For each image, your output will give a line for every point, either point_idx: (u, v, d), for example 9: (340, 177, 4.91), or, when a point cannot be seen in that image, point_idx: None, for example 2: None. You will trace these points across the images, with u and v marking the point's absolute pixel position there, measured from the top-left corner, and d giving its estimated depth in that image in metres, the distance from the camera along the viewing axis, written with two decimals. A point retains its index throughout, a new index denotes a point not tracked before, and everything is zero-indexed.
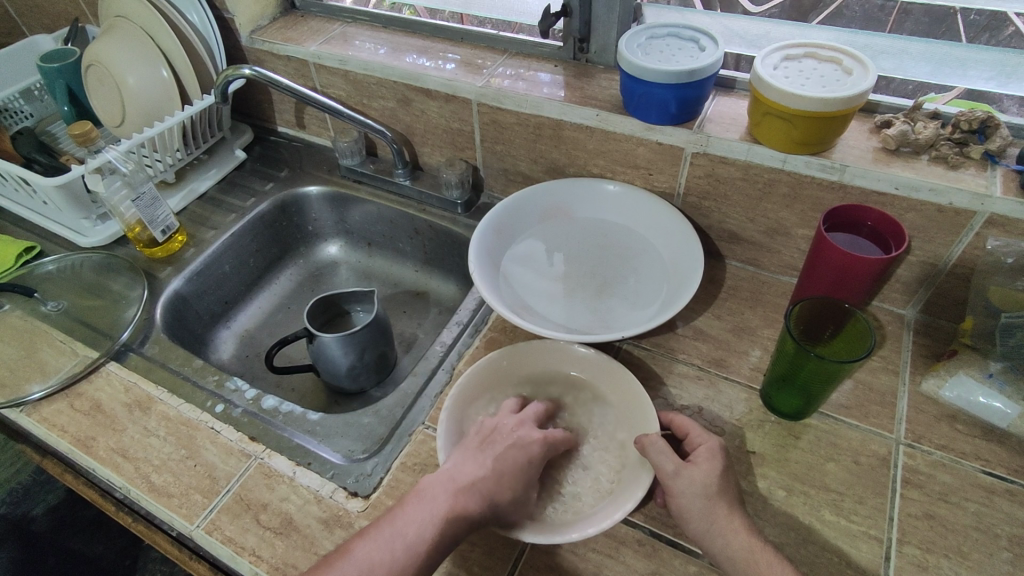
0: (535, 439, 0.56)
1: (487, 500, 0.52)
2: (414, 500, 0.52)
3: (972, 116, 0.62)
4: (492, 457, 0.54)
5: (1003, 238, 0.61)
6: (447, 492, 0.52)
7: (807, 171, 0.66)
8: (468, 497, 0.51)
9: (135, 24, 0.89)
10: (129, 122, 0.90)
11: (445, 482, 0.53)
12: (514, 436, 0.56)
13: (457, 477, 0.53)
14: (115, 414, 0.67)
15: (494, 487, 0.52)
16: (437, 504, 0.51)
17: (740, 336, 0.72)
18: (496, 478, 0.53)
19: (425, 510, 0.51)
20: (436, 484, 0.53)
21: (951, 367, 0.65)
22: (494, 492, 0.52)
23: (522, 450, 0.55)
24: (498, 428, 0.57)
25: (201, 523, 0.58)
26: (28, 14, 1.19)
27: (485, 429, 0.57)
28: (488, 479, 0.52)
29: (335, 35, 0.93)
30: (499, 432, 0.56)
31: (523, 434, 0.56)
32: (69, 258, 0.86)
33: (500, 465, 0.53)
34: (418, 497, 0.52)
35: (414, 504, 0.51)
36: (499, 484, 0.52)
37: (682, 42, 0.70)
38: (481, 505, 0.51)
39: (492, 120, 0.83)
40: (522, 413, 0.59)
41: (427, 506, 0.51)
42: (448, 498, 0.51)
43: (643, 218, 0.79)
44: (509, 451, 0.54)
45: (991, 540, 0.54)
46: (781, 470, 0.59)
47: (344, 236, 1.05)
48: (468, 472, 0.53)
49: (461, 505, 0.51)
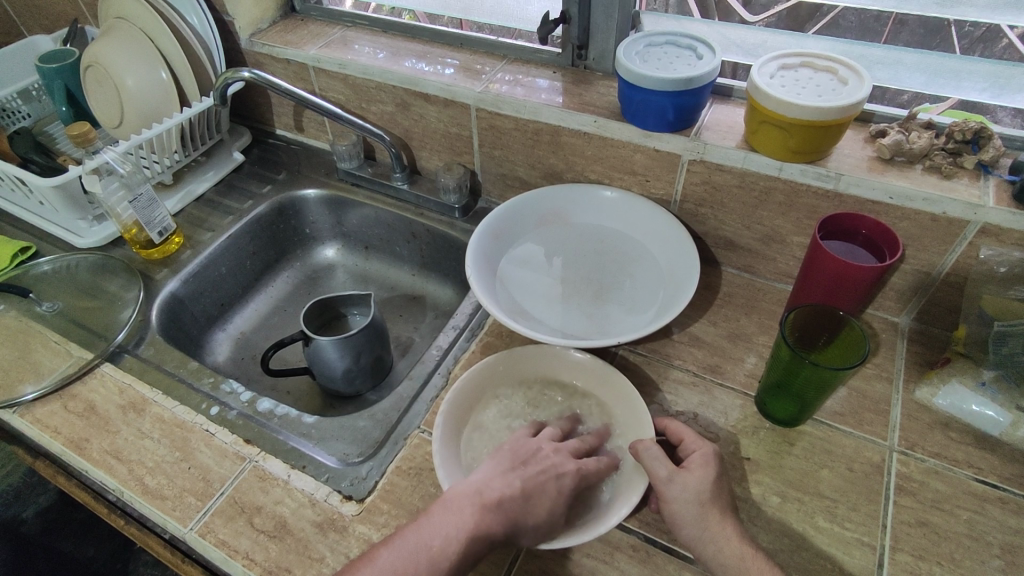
0: (567, 471, 0.54)
1: (512, 522, 0.51)
2: (438, 511, 0.51)
3: (966, 126, 0.63)
4: (524, 478, 0.53)
5: (996, 247, 0.62)
6: (474, 507, 0.51)
7: (803, 178, 0.67)
8: (495, 516, 0.51)
9: (135, 27, 0.89)
10: (129, 124, 0.90)
11: (472, 496, 0.52)
12: (551, 464, 0.55)
13: (484, 492, 0.52)
14: (109, 416, 0.67)
15: (522, 510, 0.51)
16: (462, 519, 0.50)
17: (735, 342, 0.73)
18: (524, 501, 0.52)
19: (450, 523, 0.50)
20: (462, 497, 0.52)
21: (943, 375, 0.65)
22: (521, 514, 0.51)
23: (554, 479, 0.53)
24: (535, 453, 0.56)
25: (194, 526, 0.58)
26: (27, 14, 1.19)
27: (521, 451, 0.56)
28: (517, 500, 0.52)
29: (334, 39, 0.94)
30: (532, 457, 0.56)
31: (557, 463, 0.55)
32: (65, 259, 0.85)
33: (530, 489, 0.52)
34: (443, 508, 0.51)
35: (438, 514, 0.51)
36: (526, 506, 0.52)
37: (680, 50, 0.71)
38: (506, 526, 0.51)
39: (490, 125, 0.83)
40: (561, 442, 0.58)
41: (452, 519, 0.50)
42: (473, 514, 0.50)
43: (639, 224, 0.79)
44: (541, 476, 0.53)
45: (984, 548, 0.54)
46: (776, 476, 0.60)
47: (341, 239, 1.05)
48: (497, 488, 0.52)
49: (485, 523, 0.50)
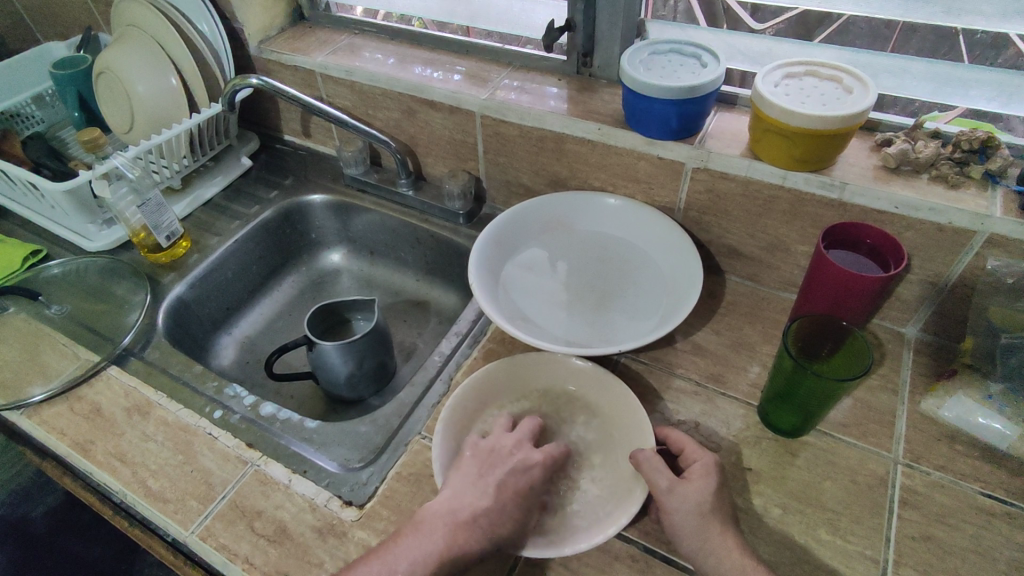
0: (535, 461, 0.57)
1: (489, 538, 0.52)
2: (411, 533, 0.51)
3: (973, 136, 0.62)
4: (495, 484, 0.54)
5: (1003, 258, 0.61)
6: (446, 528, 0.52)
7: (807, 188, 0.67)
8: (467, 534, 0.52)
9: (147, 35, 0.90)
10: (139, 131, 0.91)
11: (445, 517, 0.52)
12: (515, 460, 0.57)
13: (457, 510, 0.53)
14: (114, 418, 0.67)
15: (497, 522, 0.52)
16: (434, 540, 0.51)
17: (738, 351, 0.72)
18: (499, 509, 0.53)
19: (421, 544, 0.50)
20: (434, 517, 0.52)
21: (947, 388, 0.65)
22: (497, 525, 0.52)
23: (524, 475, 0.56)
24: (497, 450, 0.57)
25: (196, 529, 0.58)
26: (43, 22, 1.21)
27: (484, 450, 0.57)
28: (490, 514, 0.53)
29: (342, 46, 0.95)
30: (497, 454, 0.57)
31: (523, 457, 0.57)
32: (75, 262, 0.87)
33: (504, 490, 0.54)
34: (415, 530, 0.52)
35: (410, 538, 0.51)
36: (501, 515, 0.53)
37: (684, 58, 0.71)
38: (482, 543, 0.52)
39: (494, 132, 0.84)
40: (519, 432, 0.59)
41: (424, 541, 0.51)
42: (445, 534, 0.51)
43: (642, 231, 0.79)
44: (511, 476, 0.55)
45: (990, 563, 0.53)
46: (778, 487, 0.59)
47: (346, 244, 1.05)
48: (469, 504, 0.53)
49: (461, 540, 0.51)
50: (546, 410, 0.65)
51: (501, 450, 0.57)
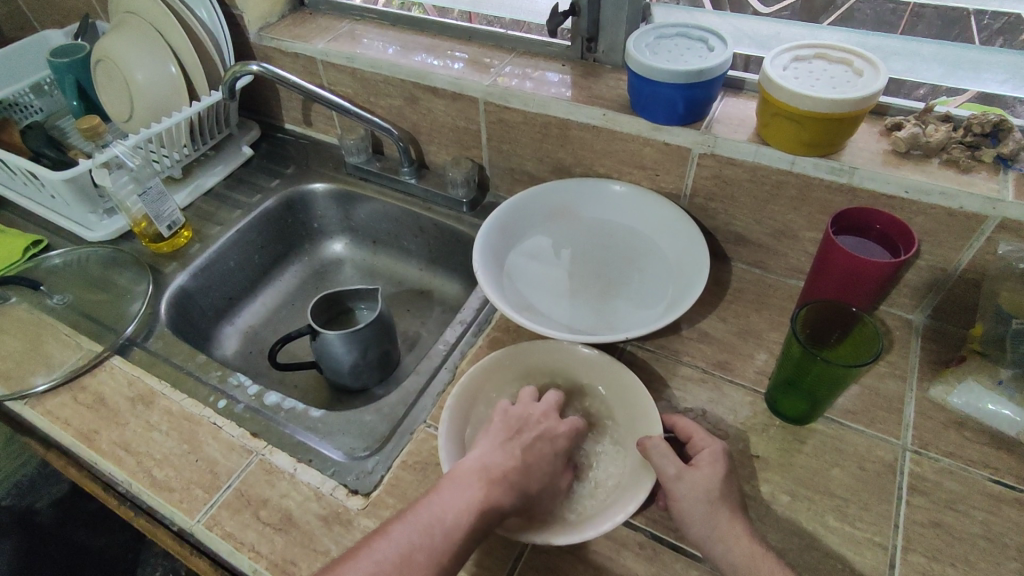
0: (559, 433, 0.57)
1: (518, 493, 0.52)
2: (449, 486, 0.51)
3: (985, 119, 0.61)
4: (521, 448, 0.54)
5: (1014, 242, 0.60)
6: (482, 482, 0.51)
7: (815, 173, 0.66)
8: (500, 489, 0.51)
9: (145, 21, 0.89)
10: (138, 118, 0.90)
11: (479, 471, 0.52)
12: (542, 428, 0.57)
13: (490, 467, 0.53)
14: (118, 408, 0.67)
15: (526, 479, 0.53)
16: (472, 493, 0.50)
17: (745, 339, 0.72)
18: (526, 469, 0.53)
19: (460, 497, 0.50)
20: (470, 472, 0.52)
21: (959, 373, 0.64)
22: (525, 482, 0.52)
23: (549, 444, 0.56)
24: (526, 420, 0.57)
25: (201, 518, 0.58)
26: (40, 10, 1.20)
27: (513, 420, 0.57)
28: (519, 471, 0.53)
29: (343, 33, 0.94)
30: (526, 423, 0.57)
31: (549, 427, 0.57)
32: (76, 252, 0.86)
33: (529, 456, 0.54)
34: (452, 483, 0.51)
35: (449, 490, 0.51)
36: (528, 474, 0.53)
37: (690, 42, 0.70)
38: (513, 497, 0.51)
39: (498, 119, 0.83)
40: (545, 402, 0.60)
41: (463, 493, 0.50)
42: (482, 487, 0.51)
43: (648, 219, 0.78)
44: (536, 442, 0.55)
45: (1000, 550, 0.53)
46: (786, 474, 0.59)
47: (349, 233, 1.05)
48: (498, 460, 0.53)
49: (496, 496, 0.50)
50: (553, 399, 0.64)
51: (530, 420, 0.57)
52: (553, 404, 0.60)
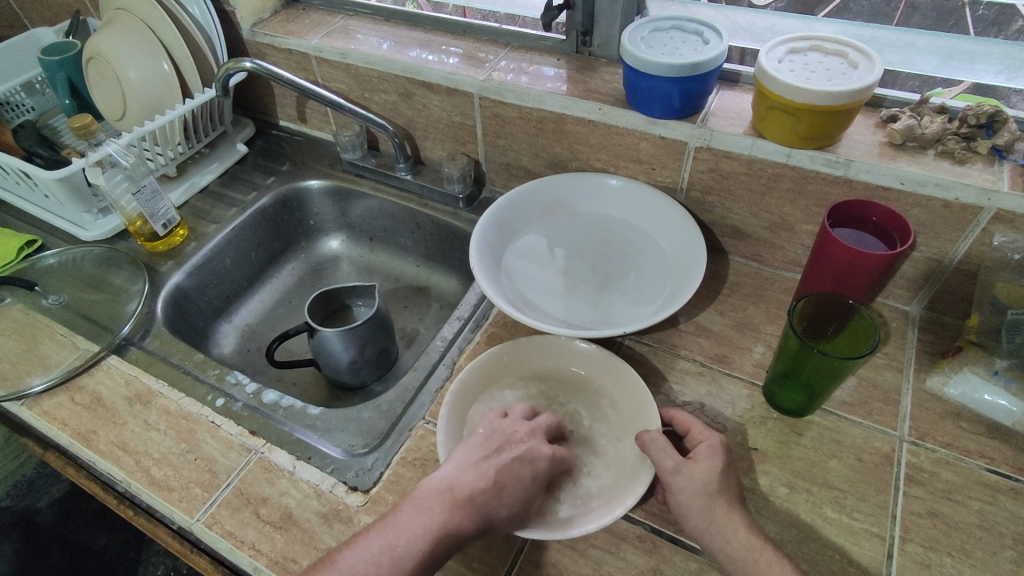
0: (542, 454, 0.54)
1: (484, 517, 0.51)
2: (409, 508, 0.51)
3: (980, 110, 0.61)
4: (497, 469, 0.52)
5: (1009, 234, 0.60)
6: (443, 505, 0.50)
7: (812, 165, 0.66)
8: (462, 514, 0.50)
9: (136, 17, 0.88)
10: (132, 116, 0.89)
11: (444, 493, 0.51)
12: (522, 447, 0.55)
13: (456, 488, 0.52)
14: (115, 407, 0.67)
15: (495, 504, 0.51)
16: (430, 517, 0.50)
17: (742, 332, 0.72)
18: (497, 492, 0.51)
19: (418, 521, 0.50)
20: (433, 493, 0.51)
21: (955, 363, 0.64)
22: (493, 506, 0.51)
23: (528, 466, 0.53)
24: (509, 436, 0.56)
25: (201, 517, 0.58)
26: (30, 7, 1.19)
27: (494, 436, 0.56)
28: (488, 493, 0.51)
29: (336, 28, 0.93)
30: (508, 440, 0.55)
31: (533, 448, 0.55)
32: (70, 252, 0.86)
33: (504, 477, 0.52)
34: (411, 506, 0.51)
35: (407, 512, 0.51)
36: (499, 500, 0.51)
37: (685, 35, 0.69)
38: (477, 522, 0.50)
39: (493, 114, 0.82)
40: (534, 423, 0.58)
41: (422, 516, 0.50)
42: (441, 513, 0.50)
43: (645, 212, 0.78)
44: (516, 464, 0.53)
45: (995, 539, 0.53)
46: (784, 466, 0.59)
47: (345, 230, 1.04)
48: (468, 483, 0.52)
49: (455, 521, 0.50)
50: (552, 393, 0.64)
51: (511, 435, 0.56)
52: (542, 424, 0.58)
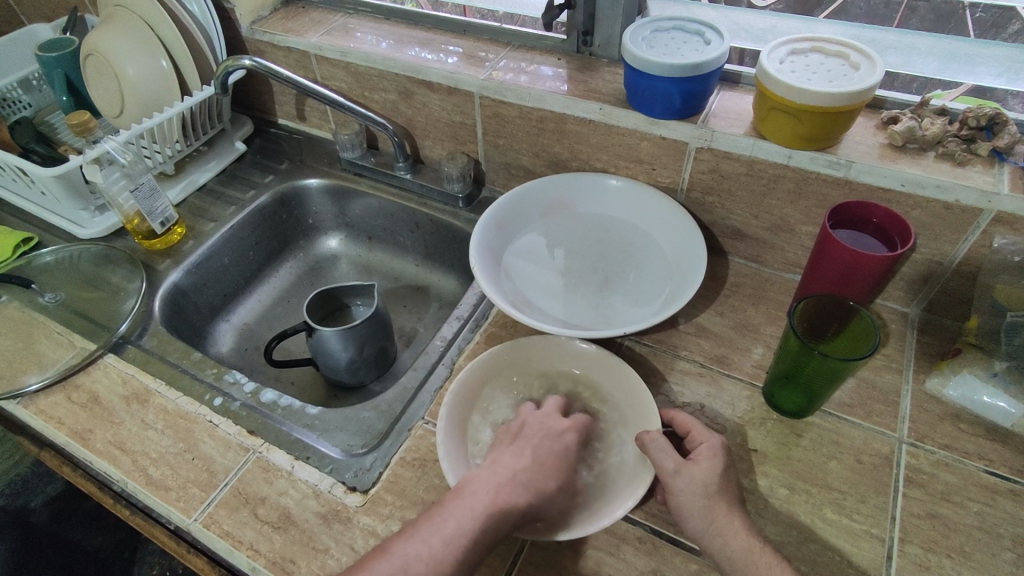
0: (565, 428, 0.57)
1: (532, 492, 0.52)
2: (454, 497, 0.51)
3: (980, 112, 0.62)
4: (531, 449, 0.55)
5: (1009, 236, 0.60)
6: (489, 488, 0.51)
7: (812, 166, 0.66)
8: (511, 490, 0.51)
9: (135, 14, 0.88)
10: (131, 113, 0.89)
11: (486, 479, 0.52)
12: (545, 428, 0.57)
13: (497, 472, 0.52)
14: (112, 407, 0.67)
15: (537, 478, 0.53)
16: (478, 499, 0.50)
17: (742, 333, 0.72)
18: (539, 468, 0.53)
19: (466, 505, 0.50)
20: (476, 481, 0.52)
21: (955, 365, 0.64)
22: (539, 481, 0.53)
23: (557, 441, 0.56)
24: (526, 424, 0.58)
25: (199, 517, 0.58)
26: (27, 4, 1.18)
27: (514, 426, 0.58)
28: (530, 470, 0.53)
29: (336, 27, 0.93)
30: (526, 426, 0.58)
31: (552, 424, 0.58)
32: (67, 250, 0.85)
33: (541, 454, 0.54)
34: (458, 494, 0.51)
35: (452, 502, 0.50)
36: (542, 474, 0.53)
37: (687, 35, 0.69)
38: (528, 497, 0.51)
39: (494, 113, 0.82)
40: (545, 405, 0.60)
41: (469, 501, 0.50)
42: (490, 492, 0.51)
43: (646, 213, 0.78)
44: (545, 442, 0.56)
45: (995, 541, 0.53)
46: (783, 468, 0.59)
47: (344, 229, 1.04)
48: (509, 465, 0.53)
49: (504, 498, 0.50)
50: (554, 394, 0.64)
51: (532, 422, 0.58)
52: (552, 404, 0.60)
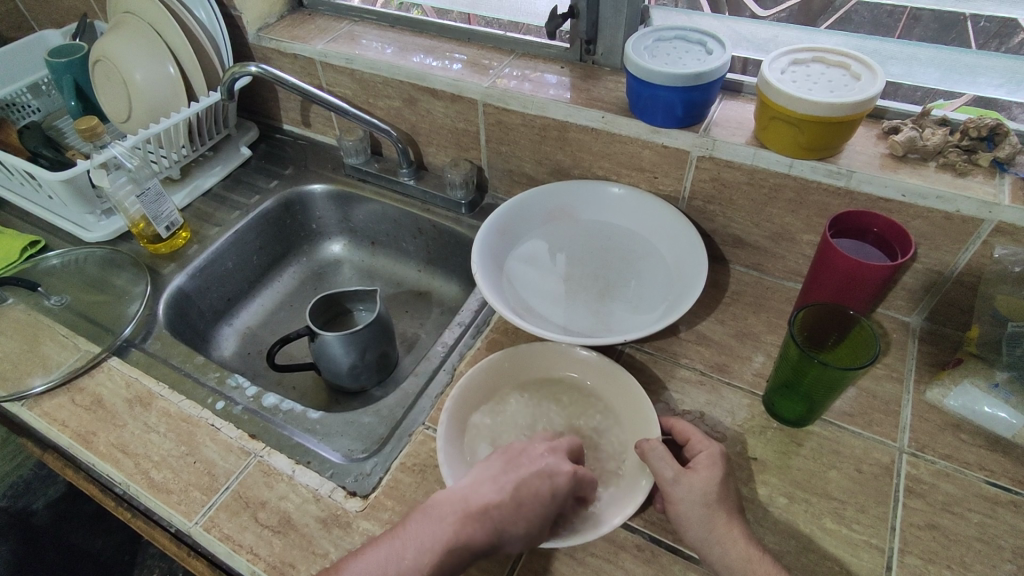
0: (563, 470, 0.52)
1: (497, 529, 0.50)
2: (419, 517, 0.51)
3: (981, 123, 0.61)
4: (513, 483, 0.51)
5: (1010, 246, 0.61)
6: (454, 517, 0.50)
7: (813, 176, 0.66)
8: (475, 527, 0.50)
9: (143, 21, 0.89)
10: (138, 119, 0.90)
11: (456, 504, 0.51)
12: (543, 463, 0.53)
13: (471, 499, 0.51)
14: (116, 409, 0.67)
15: (508, 519, 0.50)
16: (441, 528, 0.50)
17: (743, 341, 0.72)
18: (514, 508, 0.50)
19: (428, 531, 0.49)
20: (445, 504, 0.51)
21: (955, 375, 0.64)
22: (508, 522, 0.50)
23: (546, 483, 0.51)
24: (526, 453, 0.54)
25: (200, 520, 0.58)
26: (37, 10, 1.20)
27: (513, 450, 0.55)
28: (505, 509, 0.50)
29: (341, 34, 0.94)
30: (525, 455, 0.54)
31: (551, 463, 0.53)
32: (73, 253, 0.86)
33: (522, 494, 0.50)
34: (424, 515, 0.51)
35: (417, 522, 0.50)
36: (513, 516, 0.50)
37: (689, 45, 0.70)
38: (489, 534, 0.50)
39: (497, 120, 0.83)
40: (556, 441, 0.56)
41: (432, 527, 0.50)
42: (453, 524, 0.50)
43: (647, 221, 0.79)
44: (533, 479, 0.51)
45: (995, 552, 0.53)
46: (783, 477, 0.59)
47: (347, 235, 1.05)
48: (484, 496, 0.51)
49: (467, 532, 0.50)
50: (555, 401, 0.64)
51: (530, 453, 0.54)
52: (564, 443, 0.56)
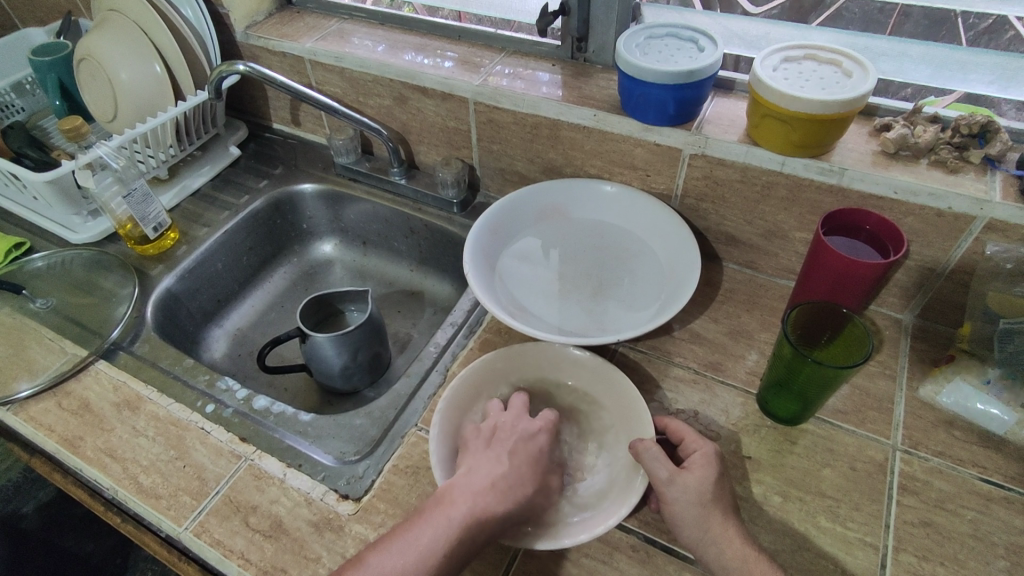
0: (538, 429, 0.57)
1: (510, 499, 0.52)
2: (432, 504, 0.51)
3: (973, 120, 0.62)
4: (507, 453, 0.55)
5: (1002, 243, 0.61)
6: (466, 497, 0.51)
7: (806, 173, 0.66)
8: (489, 500, 0.51)
9: (128, 19, 0.88)
10: (124, 119, 0.89)
11: (464, 486, 0.52)
12: (518, 430, 0.57)
13: (475, 479, 0.53)
14: (103, 414, 0.66)
15: (514, 484, 0.53)
16: (455, 509, 0.50)
17: (737, 339, 0.72)
18: (513, 473, 0.53)
19: (442, 514, 0.50)
20: (454, 489, 0.52)
21: (948, 372, 0.65)
22: (514, 487, 0.53)
23: (531, 443, 0.56)
24: (499, 426, 0.57)
25: (189, 525, 0.57)
26: (21, 8, 1.18)
27: (486, 428, 0.58)
28: (508, 476, 0.53)
29: (331, 32, 0.93)
30: (500, 430, 0.57)
31: (526, 426, 0.57)
32: (60, 255, 0.84)
33: (516, 459, 0.54)
34: (434, 501, 0.51)
35: (430, 509, 0.51)
36: (520, 482, 0.53)
37: (680, 42, 0.70)
38: (505, 504, 0.51)
39: (488, 119, 0.82)
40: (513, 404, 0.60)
41: (446, 509, 0.50)
42: (466, 502, 0.51)
43: (639, 219, 0.78)
44: (519, 444, 0.56)
45: (988, 548, 0.53)
46: (778, 475, 0.59)
47: (338, 234, 1.04)
48: (486, 473, 0.53)
49: (483, 506, 0.51)
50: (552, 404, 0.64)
51: (504, 424, 0.57)
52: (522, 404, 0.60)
